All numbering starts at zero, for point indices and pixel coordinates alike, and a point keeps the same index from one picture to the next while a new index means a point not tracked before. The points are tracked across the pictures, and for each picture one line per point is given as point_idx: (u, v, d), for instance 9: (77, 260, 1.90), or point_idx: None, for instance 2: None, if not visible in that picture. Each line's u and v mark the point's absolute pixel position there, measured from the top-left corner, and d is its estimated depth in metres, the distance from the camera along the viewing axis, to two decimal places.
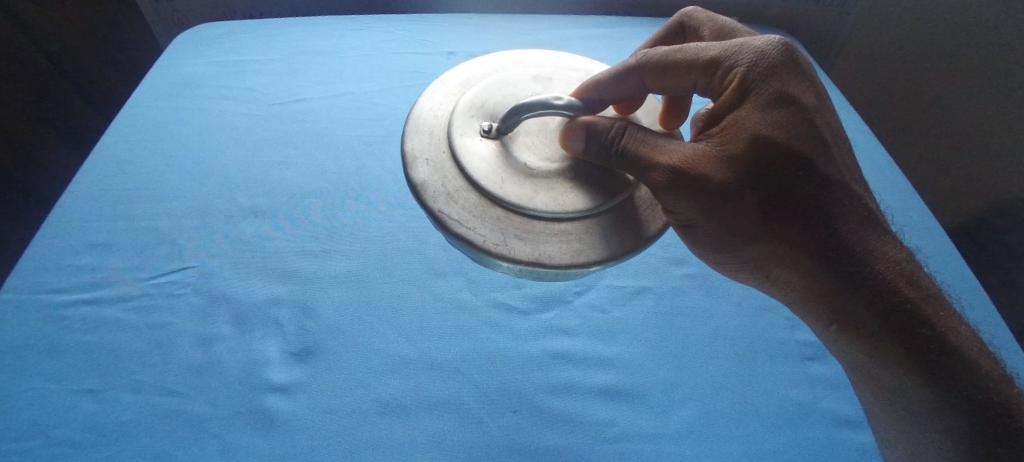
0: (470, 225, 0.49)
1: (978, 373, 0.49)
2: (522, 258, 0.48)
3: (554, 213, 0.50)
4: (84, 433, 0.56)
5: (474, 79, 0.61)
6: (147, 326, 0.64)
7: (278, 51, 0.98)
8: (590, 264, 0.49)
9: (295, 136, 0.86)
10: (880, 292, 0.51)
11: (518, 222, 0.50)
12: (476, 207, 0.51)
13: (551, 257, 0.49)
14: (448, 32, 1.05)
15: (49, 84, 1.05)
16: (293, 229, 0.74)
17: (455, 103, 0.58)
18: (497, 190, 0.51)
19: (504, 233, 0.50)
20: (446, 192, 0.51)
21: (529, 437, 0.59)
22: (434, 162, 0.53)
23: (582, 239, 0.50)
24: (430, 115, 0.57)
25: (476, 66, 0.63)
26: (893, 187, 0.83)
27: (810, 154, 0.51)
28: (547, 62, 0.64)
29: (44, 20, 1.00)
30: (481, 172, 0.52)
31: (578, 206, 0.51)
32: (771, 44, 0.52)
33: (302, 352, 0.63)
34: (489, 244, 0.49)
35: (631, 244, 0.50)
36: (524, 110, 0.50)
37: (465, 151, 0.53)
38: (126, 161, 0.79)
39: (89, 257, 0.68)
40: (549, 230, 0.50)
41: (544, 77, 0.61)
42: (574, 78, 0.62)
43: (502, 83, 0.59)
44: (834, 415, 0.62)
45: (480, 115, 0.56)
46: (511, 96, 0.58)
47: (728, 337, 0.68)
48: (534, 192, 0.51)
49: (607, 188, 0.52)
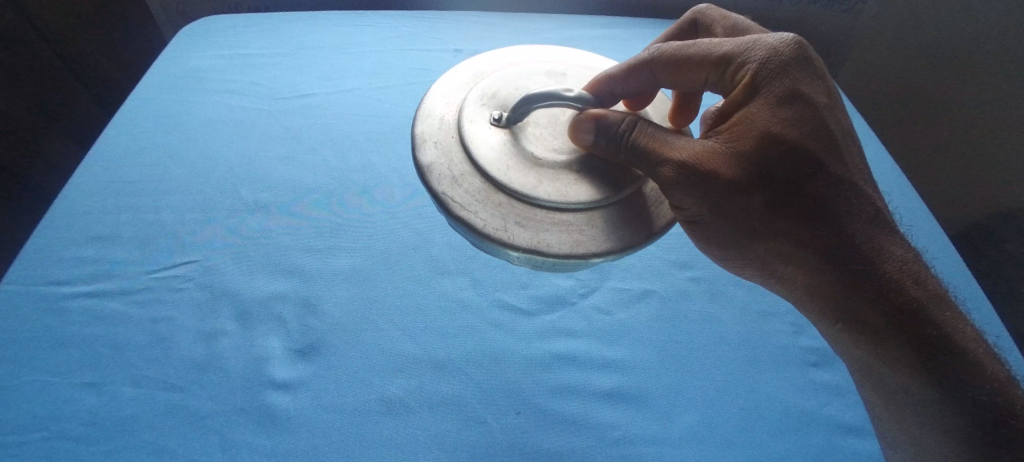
0: (471, 208, 0.49)
1: (983, 375, 0.49)
2: (521, 244, 0.48)
3: (556, 203, 0.50)
4: (85, 427, 0.56)
5: (487, 69, 0.62)
6: (151, 320, 0.64)
7: (286, 45, 0.99)
8: (586, 255, 0.48)
9: (301, 132, 0.85)
10: (885, 291, 0.50)
11: (520, 209, 0.50)
12: (479, 191, 0.50)
13: (546, 242, 0.48)
14: (456, 30, 1.05)
15: (54, 78, 1.06)
16: (298, 225, 0.74)
17: (466, 92, 0.58)
18: (502, 176, 0.51)
19: (505, 219, 0.49)
20: (451, 176, 0.51)
21: (530, 438, 0.58)
22: (442, 146, 0.53)
23: (583, 231, 0.49)
24: (441, 102, 0.57)
25: (489, 58, 0.63)
26: (905, 192, 0.82)
27: (819, 152, 0.50)
28: (560, 59, 0.65)
29: (42, 9, 1.00)
30: (486, 157, 0.52)
31: (582, 197, 0.50)
32: (784, 41, 0.52)
33: (304, 349, 0.63)
34: (488, 229, 0.48)
35: (632, 238, 0.50)
36: (535, 100, 0.51)
37: (474, 137, 0.53)
38: (131, 153, 0.79)
39: (93, 250, 0.68)
40: (550, 220, 0.50)
41: (557, 72, 0.61)
42: (586, 75, 0.63)
43: (515, 76, 0.59)
44: (838, 422, 0.61)
45: (491, 104, 0.57)
46: (523, 88, 0.58)
47: (734, 343, 0.67)
48: (539, 181, 0.51)
49: (615, 181, 0.52)
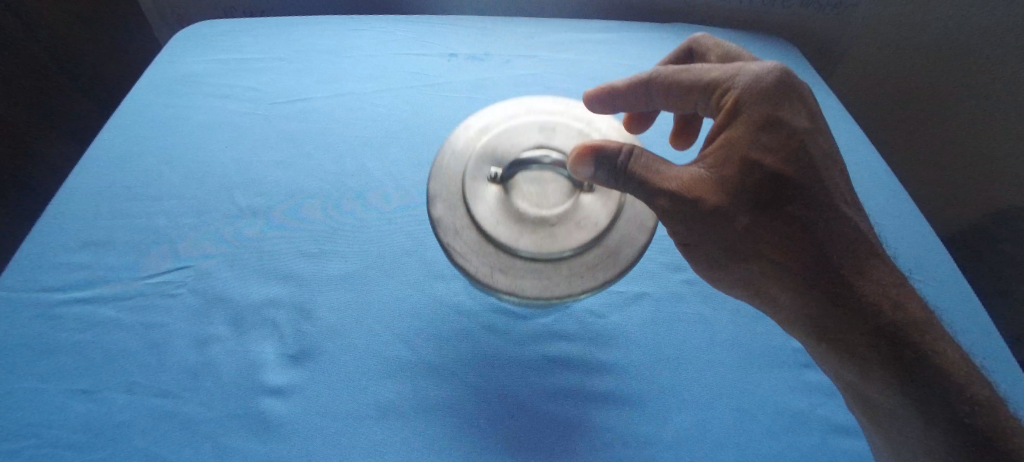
0: (466, 256, 0.55)
1: (964, 390, 0.50)
2: (502, 289, 0.53)
3: (539, 254, 0.55)
4: (77, 434, 0.56)
5: (493, 122, 0.64)
6: (144, 326, 0.63)
7: (281, 50, 0.99)
8: (564, 297, 0.54)
9: (295, 136, 0.85)
10: (869, 314, 0.53)
11: (508, 258, 0.55)
12: (475, 242, 0.56)
13: (527, 290, 0.54)
14: (451, 33, 1.06)
15: (47, 83, 1.16)
16: (292, 229, 0.74)
17: (473, 147, 0.61)
18: (495, 230, 0.55)
19: (493, 266, 0.55)
20: (453, 228, 0.56)
21: (525, 442, 0.58)
22: (448, 201, 0.58)
23: (561, 279, 0.54)
24: (450, 159, 0.61)
25: (496, 109, 0.65)
26: (896, 193, 0.83)
27: (800, 179, 0.53)
28: (559, 107, 0.65)
29: (49, 28, 1.14)
30: (484, 212, 0.56)
31: (562, 248, 0.55)
32: (769, 70, 0.55)
33: (298, 354, 0.62)
34: (479, 276, 0.54)
35: (602, 281, 0.54)
36: (524, 161, 0.54)
37: (475, 194, 0.57)
38: (124, 158, 0.79)
39: (85, 255, 0.68)
40: (532, 267, 0.55)
41: (550, 126, 0.62)
42: (579, 126, 0.63)
43: (515, 131, 0.62)
44: (833, 423, 0.61)
45: (493, 161, 0.60)
46: (522, 145, 0.61)
47: (728, 345, 0.67)
48: (527, 234, 0.55)
49: (595, 220, 0.56)
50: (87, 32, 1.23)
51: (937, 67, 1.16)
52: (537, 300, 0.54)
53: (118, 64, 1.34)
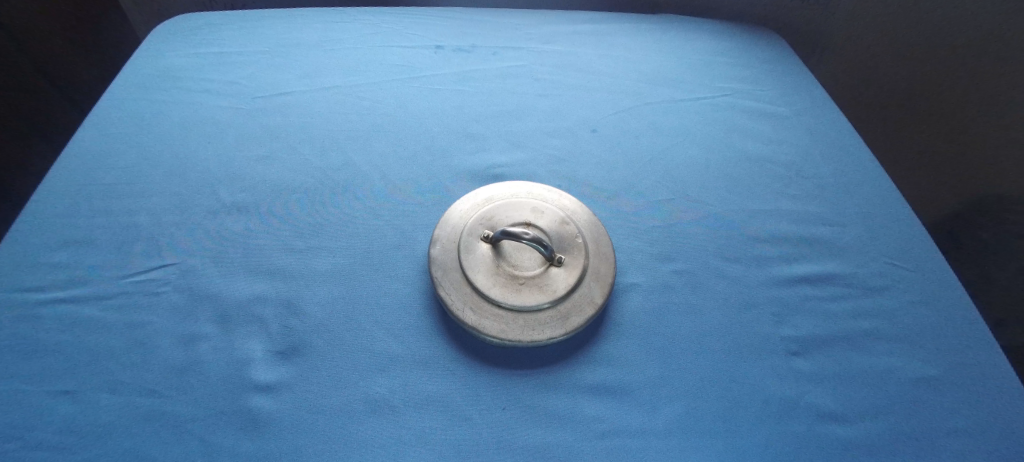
0: (446, 289, 0.65)
1: None
2: (466, 322, 0.63)
3: (502, 301, 0.63)
4: (60, 435, 0.55)
5: (496, 196, 0.74)
6: (128, 325, 0.62)
7: (263, 43, 0.98)
8: (513, 343, 0.62)
9: (279, 130, 0.84)
10: None
11: (478, 299, 0.64)
12: (456, 281, 0.65)
13: (485, 331, 0.62)
14: (436, 26, 1.05)
15: (29, 89, 1.26)
16: (279, 225, 0.73)
17: (477, 210, 0.72)
18: (474, 275, 0.65)
19: (465, 303, 0.64)
20: (443, 267, 0.67)
21: (517, 433, 0.58)
22: (445, 245, 0.69)
23: (514, 324, 0.63)
24: (457, 216, 0.72)
25: (503, 185, 0.76)
26: (880, 182, 0.84)
27: None
28: (550, 197, 0.74)
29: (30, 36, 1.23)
30: (470, 260, 0.66)
31: (520, 302, 0.63)
32: None
33: (287, 351, 0.62)
34: (450, 309, 0.64)
35: (549, 336, 0.63)
36: (511, 235, 0.62)
37: (467, 247, 0.67)
38: (104, 155, 0.78)
39: (66, 255, 0.67)
40: (494, 310, 0.63)
41: (542, 210, 0.72)
42: (564, 216, 0.71)
43: (513, 205, 0.72)
44: (820, 409, 0.61)
45: (488, 226, 0.69)
46: (516, 219, 0.70)
47: (716, 334, 0.67)
48: (499, 286, 0.64)
49: (556, 286, 0.65)
50: (70, 36, 1.33)
51: (971, 52, 1.29)
52: (492, 341, 0.63)
53: (100, 63, 1.43)
